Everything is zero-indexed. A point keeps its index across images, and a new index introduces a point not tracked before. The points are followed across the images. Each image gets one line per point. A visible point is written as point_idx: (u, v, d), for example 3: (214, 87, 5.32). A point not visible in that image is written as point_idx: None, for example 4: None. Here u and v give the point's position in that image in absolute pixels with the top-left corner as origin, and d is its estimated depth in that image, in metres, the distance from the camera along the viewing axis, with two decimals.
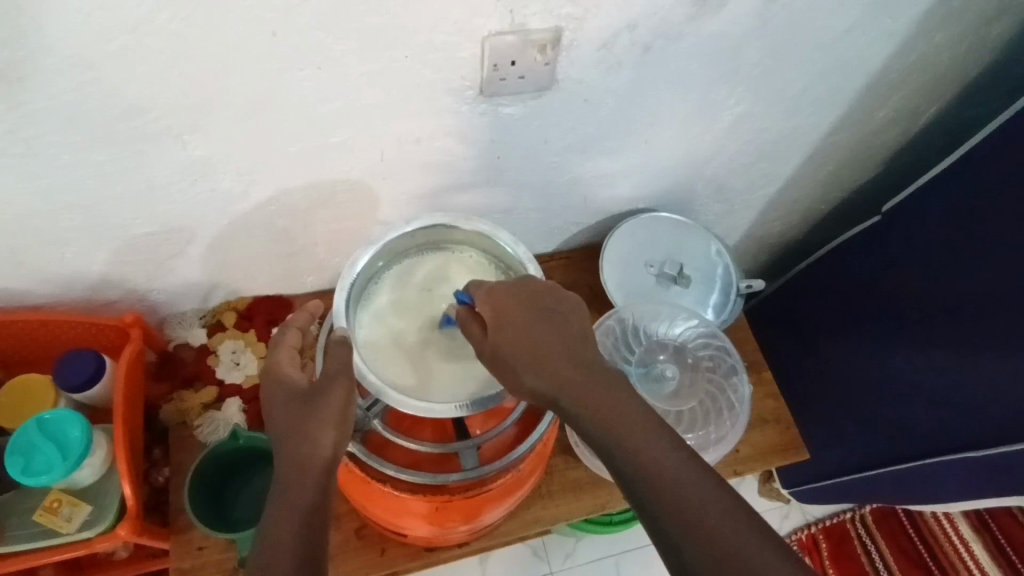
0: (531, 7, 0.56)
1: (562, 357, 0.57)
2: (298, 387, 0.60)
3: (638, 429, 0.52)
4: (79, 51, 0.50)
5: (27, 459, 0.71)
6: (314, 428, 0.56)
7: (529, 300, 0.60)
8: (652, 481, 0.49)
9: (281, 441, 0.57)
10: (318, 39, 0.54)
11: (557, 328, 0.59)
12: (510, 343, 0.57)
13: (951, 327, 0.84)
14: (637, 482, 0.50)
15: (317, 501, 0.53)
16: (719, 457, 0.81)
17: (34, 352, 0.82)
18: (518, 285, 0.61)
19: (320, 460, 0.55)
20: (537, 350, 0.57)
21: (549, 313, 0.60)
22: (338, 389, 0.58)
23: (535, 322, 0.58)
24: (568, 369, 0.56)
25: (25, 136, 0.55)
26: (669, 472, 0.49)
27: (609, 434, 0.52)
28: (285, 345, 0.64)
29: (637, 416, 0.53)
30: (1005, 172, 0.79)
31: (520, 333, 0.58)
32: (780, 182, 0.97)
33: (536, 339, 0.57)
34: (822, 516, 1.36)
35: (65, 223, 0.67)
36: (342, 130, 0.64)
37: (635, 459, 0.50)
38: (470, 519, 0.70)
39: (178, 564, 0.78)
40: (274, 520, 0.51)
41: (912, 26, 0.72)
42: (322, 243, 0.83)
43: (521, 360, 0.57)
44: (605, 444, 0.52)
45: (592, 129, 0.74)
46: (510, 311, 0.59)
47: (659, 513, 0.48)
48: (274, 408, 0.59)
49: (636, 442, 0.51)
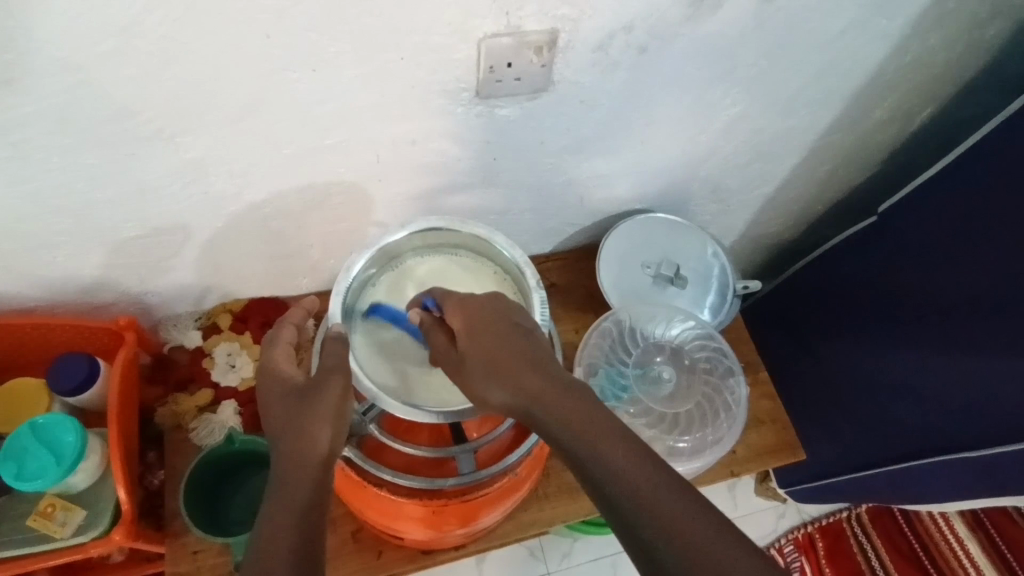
0: (526, 9, 0.56)
1: (530, 368, 0.56)
2: (295, 381, 0.60)
3: (608, 436, 0.50)
4: (68, 53, 0.49)
5: (20, 465, 0.70)
6: (311, 425, 0.56)
7: (498, 314, 0.60)
8: (622, 484, 0.47)
9: (278, 436, 0.56)
10: (312, 41, 0.53)
11: (521, 340, 0.58)
12: (477, 353, 0.58)
13: (946, 327, 0.84)
14: (612, 491, 0.47)
15: (313, 498, 0.52)
16: (715, 459, 0.81)
17: (26, 356, 0.82)
18: (488, 300, 0.62)
19: (315, 455, 0.54)
20: (504, 361, 0.56)
21: (516, 327, 0.59)
22: (337, 385, 0.58)
23: (502, 334, 0.58)
24: (534, 379, 0.55)
25: (15, 139, 0.55)
26: (644, 479, 0.47)
27: (580, 443, 0.50)
28: (282, 341, 0.64)
29: (608, 422, 0.51)
30: (1000, 171, 0.79)
31: (487, 348, 0.57)
32: (776, 183, 0.97)
33: (504, 350, 0.57)
34: (818, 515, 1.36)
35: (57, 226, 0.66)
36: (336, 132, 0.64)
37: (608, 467, 0.48)
38: (467, 523, 0.69)
39: (173, 569, 0.77)
40: (270, 514, 0.50)
41: (907, 27, 0.72)
42: (317, 244, 0.83)
43: (486, 370, 0.56)
44: (577, 453, 0.50)
45: (588, 130, 0.74)
46: (480, 323, 0.59)
47: (637, 520, 0.46)
48: (270, 401, 0.59)
49: (608, 448, 0.49)
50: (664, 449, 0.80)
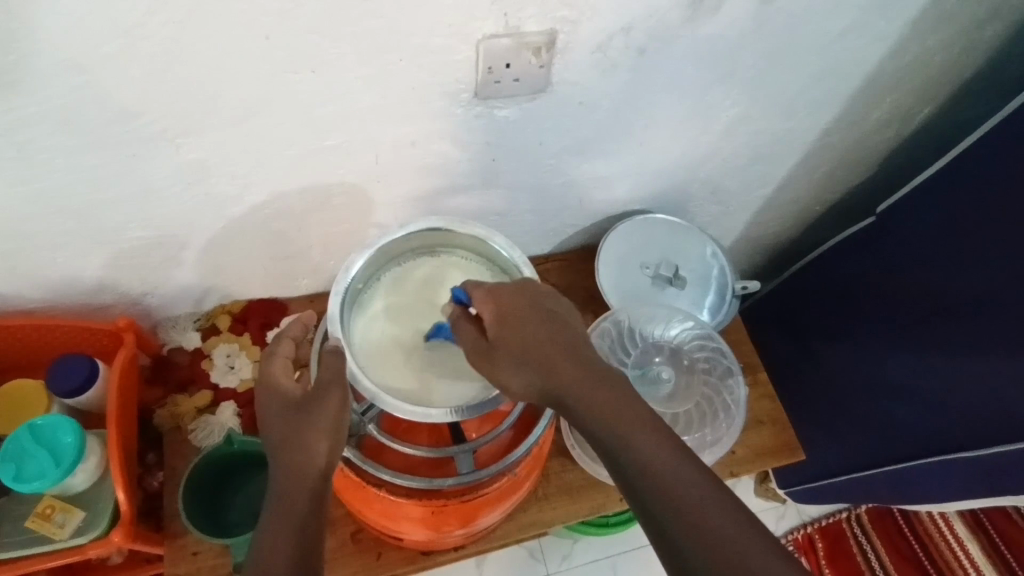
0: (526, 10, 0.56)
1: (562, 357, 0.56)
2: (292, 394, 0.59)
3: (641, 431, 0.51)
4: (71, 55, 0.49)
5: (19, 466, 0.70)
6: (308, 437, 0.56)
7: (529, 303, 0.59)
8: (651, 478, 0.49)
9: (276, 449, 0.57)
10: (313, 42, 0.53)
11: (554, 331, 0.58)
12: (509, 343, 0.56)
13: (945, 328, 0.84)
14: (642, 487, 0.49)
15: (310, 513, 0.54)
16: (714, 459, 0.81)
17: (26, 357, 0.82)
18: (519, 289, 0.60)
19: (313, 468, 0.55)
20: (536, 353, 0.56)
21: (548, 317, 0.58)
22: (333, 398, 0.57)
23: (534, 322, 0.58)
24: (566, 369, 0.55)
25: (17, 141, 0.55)
26: (674, 476, 0.48)
27: (614, 437, 0.51)
28: (279, 356, 0.63)
29: (642, 417, 0.52)
30: (999, 172, 0.80)
31: (519, 334, 0.57)
32: (776, 184, 0.97)
33: (536, 341, 0.57)
34: (818, 516, 1.38)
35: (59, 227, 0.66)
36: (336, 133, 0.64)
37: (641, 464, 0.50)
38: (466, 523, 0.70)
39: (173, 570, 0.77)
40: (271, 537, 0.51)
41: (905, 29, 0.72)
42: (318, 246, 0.83)
43: (517, 361, 0.56)
44: (610, 447, 0.51)
45: (588, 131, 0.74)
46: (513, 312, 0.58)
47: (662, 516, 0.47)
48: (268, 415, 0.59)
49: (641, 445, 0.50)
50: None
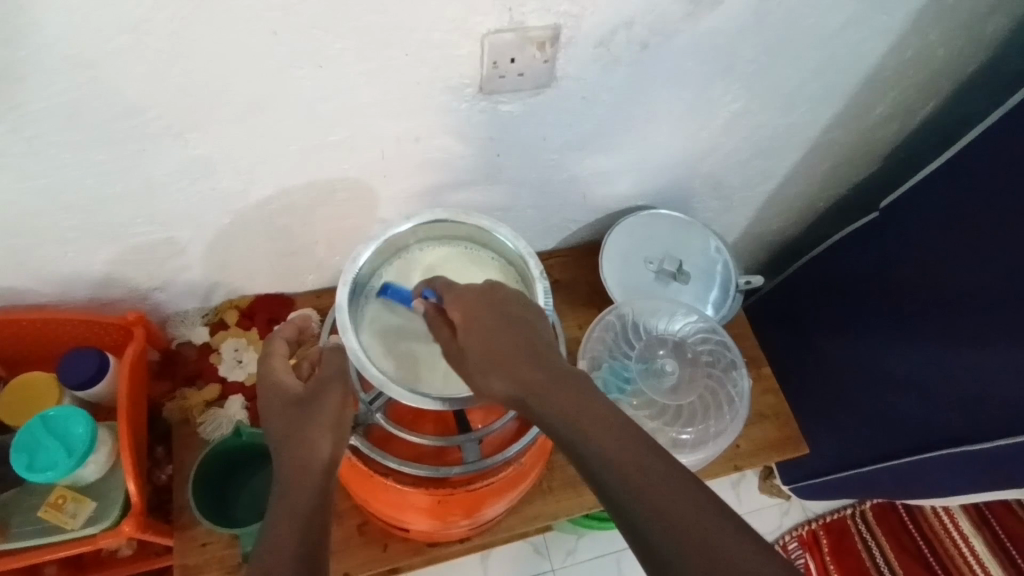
0: (528, 5, 0.56)
1: (528, 360, 0.56)
2: (293, 391, 0.61)
3: (606, 426, 0.51)
4: (80, 50, 0.50)
5: (31, 456, 0.71)
6: (312, 432, 0.58)
7: (497, 307, 0.60)
8: (621, 476, 0.48)
9: (280, 443, 0.58)
10: (318, 38, 0.54)
11: (521, 335, 0.58)
12: (478, 346, 0.57)
13: (948, 322, 0.84)
14: (613, 484, 0.48)
15: (318, 503, 0.54)
16: (718, 450, 0.82)
17: (36, 351, 0.83)
18: (488, 292, 0.62)
19: (319, 461, 0.57)
20: (506, 356, 0.57)
21: (516, 323, 0.59)
22: (335, 394, 0.60)
23: (501, 327, 0.58)
24: (532, 371, 0.56)
25: (27, 136, 0.56)
26: (642, 470, 0.48)
27: (583, 437, 0.51)
28: (276, 355, 0.64)
29: (609, 416, 0.52)
30: (1001, 166, 0.79)
31: (487, 339, 0.57)
32: (778, 179, 0.98)
33: (502, 345, 0.57)
34: (822, 512, 1.36)
35: (68, 222, 0.67)
36: (341, 128, 0.65)
37: (610, 460, 0.49)
38: (471, 513, 0.71)
39: (183, 561, 0.78)
40: (274, 518, 0.52)
41: (906, 24, 0.72)
42: (323, 242, 0.84)
43: (486, 365, 0.56)
44: (578, 447, 0.51)
45: (589, 127, 0.75)
46: (480, 315, 0.59)
47: (636, 513, 0.47)
48: (271, 412, 0.60)
49: (606, 439, 0.50)
50: (668, 440, 0.81)
